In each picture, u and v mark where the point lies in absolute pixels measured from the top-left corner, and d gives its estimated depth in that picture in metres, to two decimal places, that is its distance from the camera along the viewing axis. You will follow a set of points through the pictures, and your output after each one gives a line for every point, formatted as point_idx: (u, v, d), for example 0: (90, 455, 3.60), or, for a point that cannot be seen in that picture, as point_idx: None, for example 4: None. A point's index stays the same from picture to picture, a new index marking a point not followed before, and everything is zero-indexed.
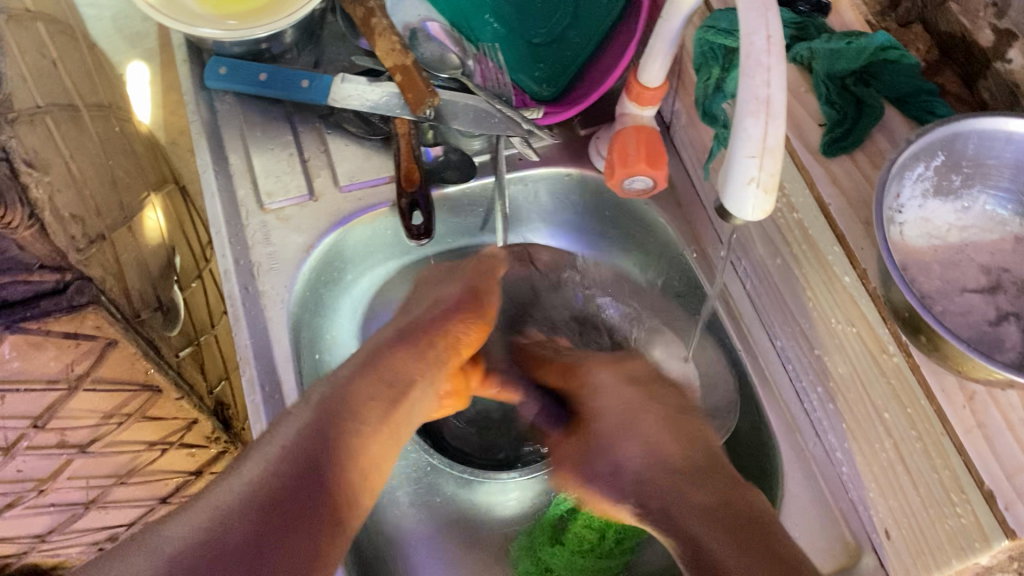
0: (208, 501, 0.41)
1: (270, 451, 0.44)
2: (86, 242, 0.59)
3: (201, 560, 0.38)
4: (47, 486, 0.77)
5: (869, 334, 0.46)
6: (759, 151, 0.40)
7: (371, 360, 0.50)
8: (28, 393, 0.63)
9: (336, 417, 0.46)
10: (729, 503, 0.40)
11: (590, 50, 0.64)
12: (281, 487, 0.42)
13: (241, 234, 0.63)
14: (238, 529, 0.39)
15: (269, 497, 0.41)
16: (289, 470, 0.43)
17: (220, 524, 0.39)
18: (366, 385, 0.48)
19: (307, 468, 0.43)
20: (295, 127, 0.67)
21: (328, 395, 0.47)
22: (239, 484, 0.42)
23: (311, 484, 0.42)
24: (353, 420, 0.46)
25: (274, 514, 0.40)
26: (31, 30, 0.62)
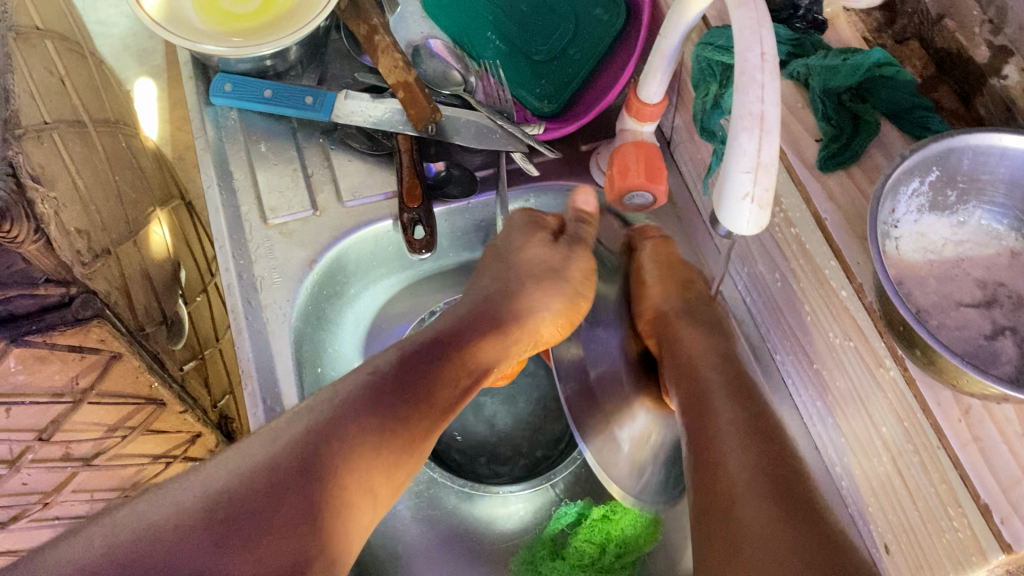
0: (276, 434, 0.48)
1: (335, 398, 0.51)
2: (91, 257, 0.60)
3: (257, 486, 0.45)
4: (52, 499, 0.78)
5: (865, 348, 0.46)
6: (754, 166, 0.40)
7: (459, 347, 0.57)
8: (32, 406, 0.63)
9: (411, 391, 0.53)
10: (749, 413, 0.50)
11: (590, 67, 0.65)
12: (334, 431, 0.49)
13: (246, 247, 0.64)
14: (292, 460, 0.46)
15: (325, 442, 0.48)
16: (333, 421, 0.49)
17: (276, 459, 0.46)
18: (423, 359, 0.55)
19: (363, 416, 0.50)
20: (299, 143, 0.67)
21: (381, 369, 0.53)
22: (304, 427, 0.49)
23: (364, 433, 0.50)
24: (406, 401, 0.52)
25: (326, 457, 0.47)
26: (39, 48, 0.63)
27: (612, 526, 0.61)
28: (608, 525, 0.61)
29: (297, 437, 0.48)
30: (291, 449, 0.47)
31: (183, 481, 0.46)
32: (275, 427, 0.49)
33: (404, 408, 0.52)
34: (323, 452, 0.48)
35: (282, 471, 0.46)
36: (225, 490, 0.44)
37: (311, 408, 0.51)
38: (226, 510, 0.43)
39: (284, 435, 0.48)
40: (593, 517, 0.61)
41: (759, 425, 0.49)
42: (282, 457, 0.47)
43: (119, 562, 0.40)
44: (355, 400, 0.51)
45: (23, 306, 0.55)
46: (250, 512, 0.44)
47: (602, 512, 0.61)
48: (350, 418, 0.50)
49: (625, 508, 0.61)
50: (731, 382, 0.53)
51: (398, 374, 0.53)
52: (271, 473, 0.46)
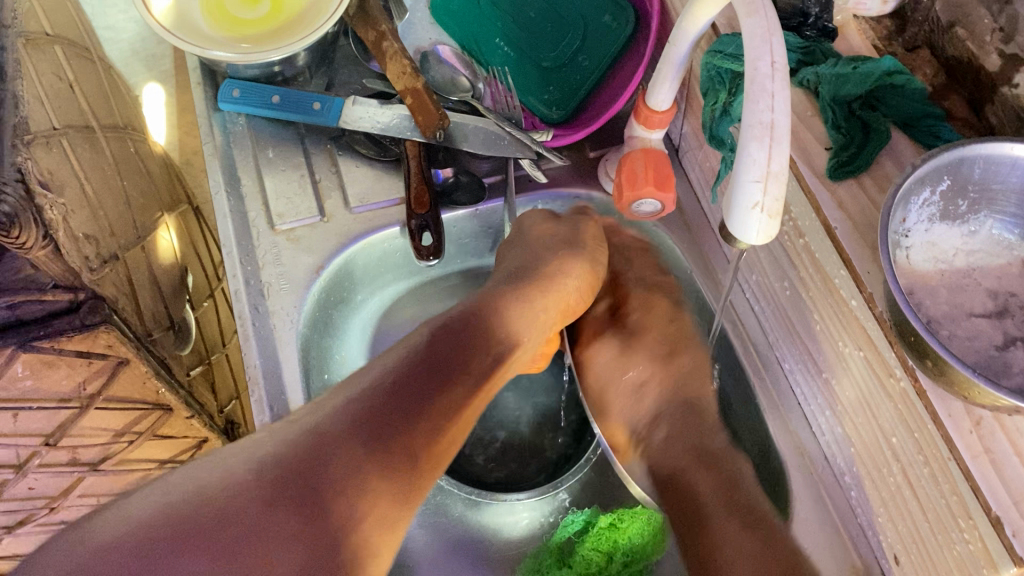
0: (320, 405, 0.51)
1: (381, 367, 0.53)
2: (99, 262, 0.60)
3: (299, 456, 0.47)
4: (59, 504, 0.78)
5: (875, 358, 0.46)
6: (763, 176, 0.40)
7: (489, 315, 0.57)
8: (39, 412, 0.64)
9: (446, 367, 0.53)
10: (723, 487, 0.55)
11: (598, 74, 0.65)
12: (377, 402, 0.50)
13: (253, 253, 0.64)
14: (334, 428, 0.48)
15: (364, 412, 0.50)
16: (351, 413, 0.49)
17: (319, 428, 0.48)
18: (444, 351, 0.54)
19: (406, 386, 0.52)
20: (307, 150, 0.67)
21: (402, 356, 0.53)
22: (345, 399, 0.51)
23: (408, 404, 0.51)
24: (437, 383, 0.53)
25: (364, 427, 0.49)
26: (49, 54, 0.63)
27: (618, 534, 0.61)
28: (615, 533, 0.61)
29: (343, 405, 0.50)
30: (319, 427, 0.48)
31: (233, 446, 0.48)
32: (318, 402, 0.51)
33: (427, 399, 0.52)
34: (344, 442, 0.48)
35: (325, 441, 0.48)
36: (273, 455, 0.47)
37: (334, 400, 0.51)
38: (273, 472, 0.46)
39: (326, 408, 0.50)
40: (599, 526, 0.61)
41: (736, 497, 0.55)
42: (327, 424, 0.49)
43: (171, 521, 0.43)
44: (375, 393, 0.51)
45: (32, 310, 0.55)
46: (294, 476, 0.46)
47: (609, 520, 0.61)
48: (369, 411, 0.50)
49: (632, 516, 0.61)
50: (698, 456, 0.58)
51: (418, 365, 0.53)
52: (290, 465, 0.46)
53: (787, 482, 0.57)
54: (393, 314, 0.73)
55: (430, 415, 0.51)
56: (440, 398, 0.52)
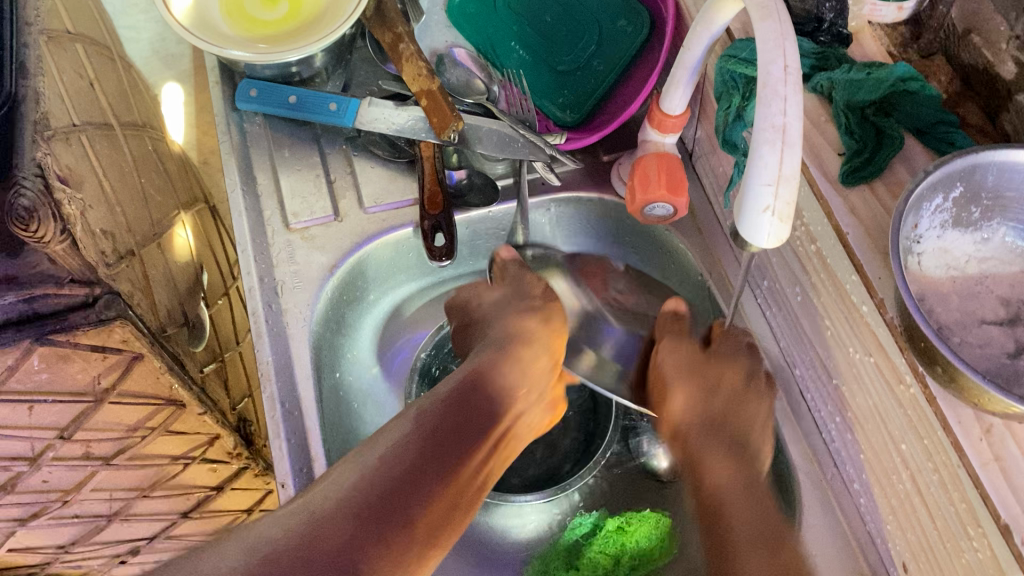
0: (318, 497, 0.45)
1: (406, 430, 0.49)
2: (115, 258, 0.61)
3: (289, 563, 0.41)
4: (71, 497, 0.79)
5: (886, 364, 0.46)
6: (775, 180, 0.40)
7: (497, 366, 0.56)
8: (54, 403, 0.65)
9: (480, 408, 0.53)
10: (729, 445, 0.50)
11: (613, 78, 0.65)
12: (391, 484, 0.46)
13: (267, 250, 0.64)
14: (325, 536, 0.42)
15: (360, 511, 0.44)
16: (356, 500, 0.44)
17: (310, 534, 0.42)
18: (484, 394, 0.54)
19: (430, 456, 0.48)
20: (323, 150, 0.68)
21: (417, 430, 0.49)
22: (340, 491, 0.45)
23: (441, 463, 0.48)
24: (462, 443, 0.50)
25: (357, 530, 0.43)
26: (70, 52, 0.64)
27: (626, 538, 0.61)
28: (623, 536, 0.61)
29: (346, 496, 0.44)
30: (304, 543, 0.42)
31: (211, 547, 0.42)
32: (313, 491, 0.46)
33: (449, 461, 0.49)
34: (335, 543, 0.42)
35: (314, 552, 0.42)
36: (261, 552, 0.41)
37: (337, 481, 0.46)
38: (263, 558, 0.41)
39: (321, 505, 0.44)
40: (607, 529, 0.62)
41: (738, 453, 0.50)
42: (323, 527, 0.43)
43: None
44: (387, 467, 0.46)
45: (47, 305, 0.56)
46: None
47: (617, 524, 0.62)
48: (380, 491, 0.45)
49: (640, 519, 0.61)
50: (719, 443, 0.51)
51: (443, 427, 0.50)
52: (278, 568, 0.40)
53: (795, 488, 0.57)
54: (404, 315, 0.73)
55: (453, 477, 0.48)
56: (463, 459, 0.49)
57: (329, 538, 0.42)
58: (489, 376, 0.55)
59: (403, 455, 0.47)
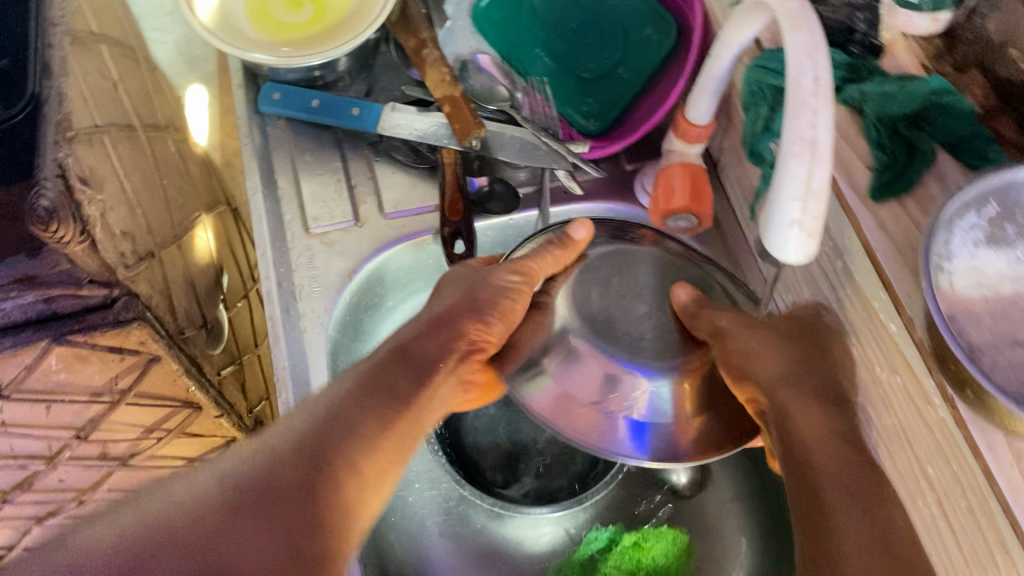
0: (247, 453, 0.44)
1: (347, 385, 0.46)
2: (135, 259, 0.61)
3: (190, 521, 0.41)
4: (88, 497, 0.80)
5: (913, 385, 0.45)
6: (804, 194, 0.39)
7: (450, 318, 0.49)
8: (71, 404, 0.65)
9: (419, 363, 0.47)
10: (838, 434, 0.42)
11: (639, 85, 0.65)
12: (307, 441, 0.43)
13: (286, 254, 0.64)
14: (232, 494, 0.42)
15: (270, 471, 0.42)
16: (252, 468, 0.43)
17: (222, 492, 0.42)
18: (427, 350, 0.48)
19: (357, 414, 0.45)
20: (345, 154, 0.67)
21: (351, 381, 0.46)
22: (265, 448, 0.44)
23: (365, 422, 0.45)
24: (388, 406, 0.45)
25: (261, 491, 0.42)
26: (94, 53, 0.64)
27: (643, 554, 0.60)
28: (639, 552, 0.60)
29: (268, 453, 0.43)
30: (208, 501, 0.41)
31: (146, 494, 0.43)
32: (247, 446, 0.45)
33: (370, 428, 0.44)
34: (236, 504, 0.41)
35: (218, 511, 0.41)
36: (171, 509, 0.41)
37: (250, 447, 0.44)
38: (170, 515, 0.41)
39: (242, 463, 0.43)
40: (624, 545, 0.61)
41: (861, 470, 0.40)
42: (235, 483, 0.42)
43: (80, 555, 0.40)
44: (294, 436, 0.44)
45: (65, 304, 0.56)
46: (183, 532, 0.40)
47: (634, 539, 0.61)
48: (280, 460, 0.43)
49: (657, 536, 0.61)
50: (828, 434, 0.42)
51: (378, 384, 0.46)
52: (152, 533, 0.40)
53: None
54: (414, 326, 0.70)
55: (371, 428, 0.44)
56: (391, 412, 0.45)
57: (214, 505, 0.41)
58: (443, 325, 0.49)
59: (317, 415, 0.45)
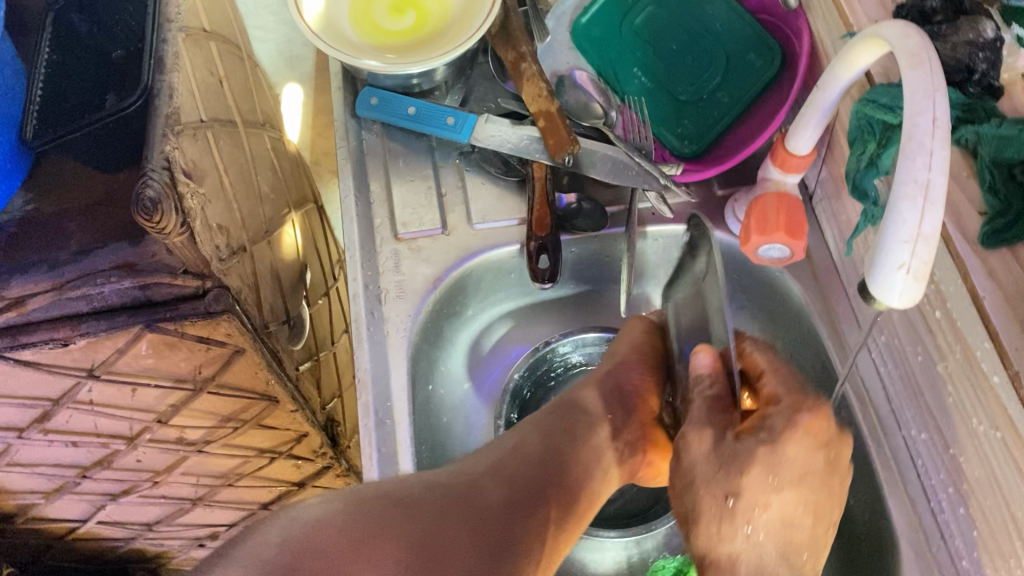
0: (467, 471, 0.51)
1: (521, 442, 0.55)
2: (228, 253, 0.62)
3: (453, 497, 0.48)
4: (162, 478, 0.82)
5: (1014, 440, 0.44)
6: (913, 237, 0.38)
7: (581, 399, 0.59)
8: (155, 388, 0.67)
9: (571, 432, 0.56)
10: None
11: (738, 110, 0.64)
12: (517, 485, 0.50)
13: (373, 259, 0.65)
14: (482, 488, 0.50)
15: (514, 479, 0.51)
16: (469, 480, 0.50)
17: (472, 483, 0.50)
18: (582, 427, 0.57)
19: (545, 470, 0.53)
20: (436, 162, 0.68)
21: (529, 450, 0.54)
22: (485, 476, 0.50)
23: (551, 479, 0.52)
24: (566, 472, 0.53)
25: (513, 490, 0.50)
26: (204, 49, 0.66)
27: None
28: None
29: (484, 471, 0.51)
30: (462, 482, 0.50)
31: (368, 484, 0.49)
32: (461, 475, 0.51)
33: (551, 486, 0.52)
34: (484, 492, 0.49)
35: (476, 494, 0.49)
36: (432, 486, 0.49)
37: (451, 471, 0.51)
38: (438, 490, 0.48)
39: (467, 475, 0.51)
40: None
41: None
42: (482, 477, 0.51)
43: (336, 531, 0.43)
44: (499, 481, 0.50)
45: (159, 292, 0.58)
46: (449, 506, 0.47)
47: None
48: (487, 487, 0.50)
49: None
50: None
51: (551, 450, 0.54)
52: (383, 513, 0.45)
53: (897, 556, 0.54)
54: (486, 344, 0.72)
55: (561, 495, 0.52)
56: (562, 495, 0.52)
57: (466, 485, 0.50)
58: (580, 408, 0.58)
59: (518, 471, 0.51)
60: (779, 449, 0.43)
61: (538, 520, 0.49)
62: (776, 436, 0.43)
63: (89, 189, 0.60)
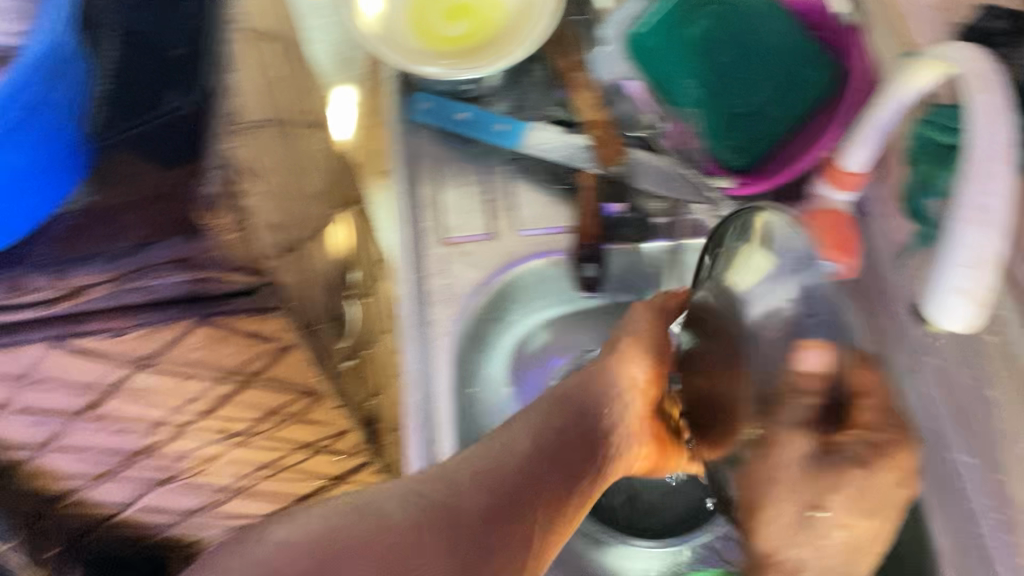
0: (453, 470, 0.50)
1: (525, 431, 0.52)
2: (281, 251, 0.63)
3: (432, 505, 0.48)
4: (204, 468, 0.84)
5: None
6: (974, 263, 0.38)
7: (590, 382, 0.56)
8: (203, 380, 0.69)
9: (572, 423, 0.53)
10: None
11: (790, 126, 0.63)
12: (502, 485, 0.49)
13: (419, 262, 0.66)
14: (466, 491, 0.49)
15: (504, 478, 0.49)
16: (451, 483, 0.49)
17: (455, 485, 0.49)
18: (586, 414, 0.54)
19: (541, 464, 0.51)
20: (486, 168, 0.69)
21: (527, 442, 0.52)
22: (472, 474, 0.49)
23: (547, 471, 0.50)
24: (563, 464, 0.51)
25: (500, 493, 0.49)
26: (262, 51, 0.67)
27: None
28: None
29: (473, 469, 0.49)
30: (445, 484, 0.49)
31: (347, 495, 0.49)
32: (446, 472, 0.50)
33: (545, 481, 0.50)
34: (466, 498, 0.48)
35: (458, 498, 0.48)
36: (414, 493, 0.48)
37: (436, 474, 0.50)
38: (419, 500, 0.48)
39: (452, 476, 0.49)
40: None
41: None
42: (466, 476, 0.49)
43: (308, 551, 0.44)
44: (481, 486, 0.49)
45: (213, 287, 0.59)
46: (426, 518, 0.47)
47: None
48: (466, 495, 0.48)
49: None
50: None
51: (550, 443, 0.52)
52: (350, 535, 0.45)
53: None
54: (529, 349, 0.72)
55: (553, 491, 0.50)
56: (556, 492, 0.50)
57: (451, 486, 0.49)
58: (585, 394, 0.56)
59: (507, 467, 0.50)
60: (870, 475, 0.43)
61: (522, 523, 0.48)
62: (869, 459, 0.43)
63: (136, 178, 0.59)
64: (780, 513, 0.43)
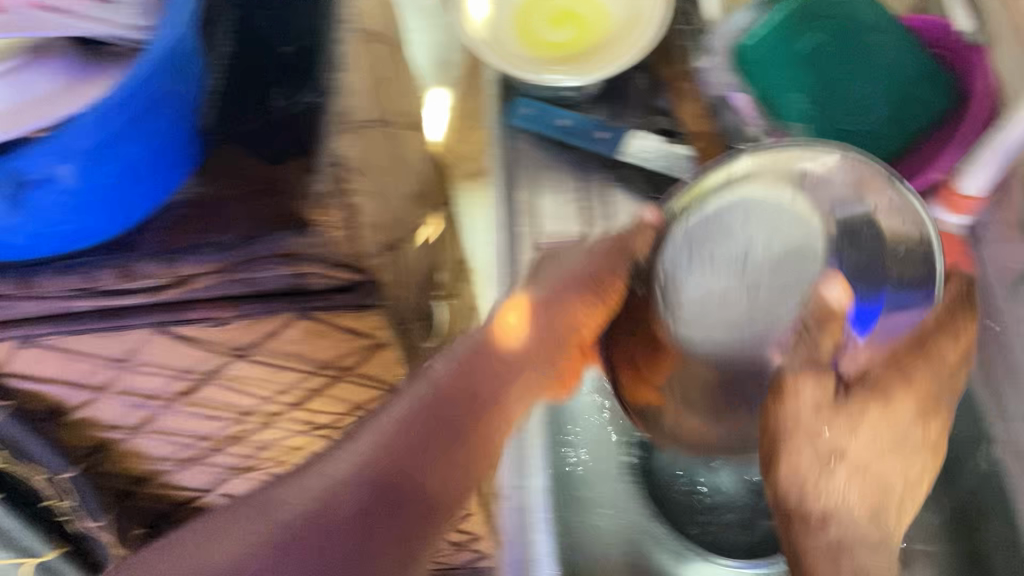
0: (306, 485, 0.51)
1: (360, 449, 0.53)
2: (382, 248, 0.64)
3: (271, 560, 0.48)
4: (289, 459, 0.86)
5: None
6: None
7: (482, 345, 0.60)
8: (296, 372, 0.70)
9: (449, 425, 0.56)
10: None
11: (904, 146, 0.62)
12: (372, 493, 0.51)
13: (517, 276, 0.66)
14: (312, 517, 0.50)
15: (367, 501, 0.51)
16: (292, 531, 0.49)
17: (303, 530, 0.49)
18: (445, 413, 0.56)
19: (395, 474, 0.52)
20: (583, 176, 0.70)
21: (361, 466, 0.52)
22: (314, 489, 0.51)
23: (405, 487, 0.52)
24: (426, 516, 0.52)
25: (374, 510, 0.51)
26: (369, 52, 0.69)
27: None
28: None
29: (308, 501, 0.50)
30: (283, 530, 0.49)
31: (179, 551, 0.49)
32: (282, 492, 0.52)
33: (409, 526, 0.51)
34: (346, 510, 0.50)
35: (326, 521, 0.50)
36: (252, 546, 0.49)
37: (247, 542, 0.49)
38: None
39: (302, 497, 0.51)
40: None
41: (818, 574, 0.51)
42: (297, 516, 0.50)
43: None
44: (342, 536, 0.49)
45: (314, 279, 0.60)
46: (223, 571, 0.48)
47: None
48: (308, 526, 0.49)
49: None
50: None
51: (387, 476, 0.52)
52: None
53: None
54: None
55: (421, 523, 0.52)
56: (422, 511, 0.52)
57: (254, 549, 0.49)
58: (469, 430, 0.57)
59: (356, 509, 0.50)
60: None
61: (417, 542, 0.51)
62: None
63: (244, 172, 0.60)
64: (802, 459, 0.52)
